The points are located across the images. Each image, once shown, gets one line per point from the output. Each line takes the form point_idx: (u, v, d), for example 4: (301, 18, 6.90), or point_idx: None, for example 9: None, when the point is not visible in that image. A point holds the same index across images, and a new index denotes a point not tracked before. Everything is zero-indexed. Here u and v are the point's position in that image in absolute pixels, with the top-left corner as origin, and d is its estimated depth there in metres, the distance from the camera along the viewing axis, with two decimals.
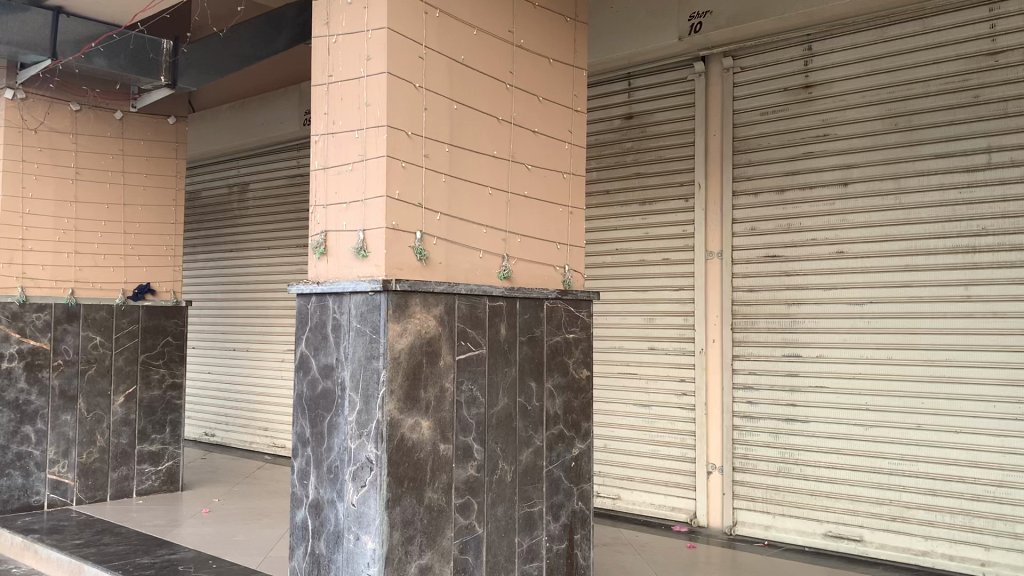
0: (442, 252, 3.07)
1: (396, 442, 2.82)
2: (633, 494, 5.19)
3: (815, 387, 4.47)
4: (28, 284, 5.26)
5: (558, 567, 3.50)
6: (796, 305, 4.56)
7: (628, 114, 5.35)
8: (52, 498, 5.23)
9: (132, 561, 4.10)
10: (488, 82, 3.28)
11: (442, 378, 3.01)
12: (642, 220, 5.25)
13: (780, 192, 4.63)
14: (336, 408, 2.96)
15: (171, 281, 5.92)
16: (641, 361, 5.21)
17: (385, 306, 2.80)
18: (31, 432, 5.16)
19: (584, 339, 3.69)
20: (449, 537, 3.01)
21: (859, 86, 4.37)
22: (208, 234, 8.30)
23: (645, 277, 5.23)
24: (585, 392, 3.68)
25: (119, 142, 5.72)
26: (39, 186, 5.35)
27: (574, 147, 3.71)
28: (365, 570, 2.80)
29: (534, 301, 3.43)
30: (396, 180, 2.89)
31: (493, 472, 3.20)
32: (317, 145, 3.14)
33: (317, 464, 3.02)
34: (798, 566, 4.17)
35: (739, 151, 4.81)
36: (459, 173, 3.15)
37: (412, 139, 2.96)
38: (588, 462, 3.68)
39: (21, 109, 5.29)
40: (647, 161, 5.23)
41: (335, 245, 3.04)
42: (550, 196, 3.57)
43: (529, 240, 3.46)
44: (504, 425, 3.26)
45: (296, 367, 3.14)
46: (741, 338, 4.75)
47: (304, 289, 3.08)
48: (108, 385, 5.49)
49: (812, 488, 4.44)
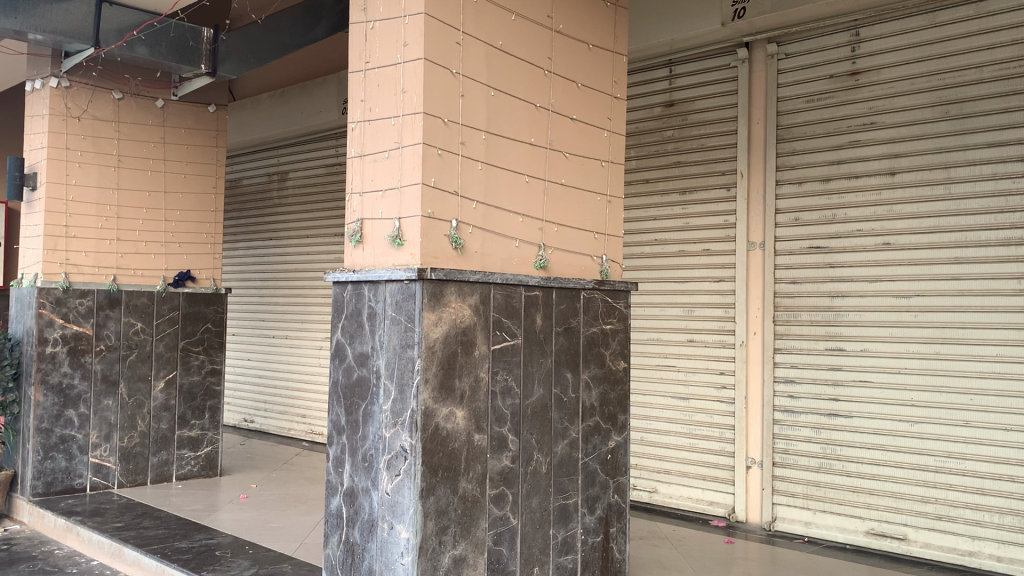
0: (477, 241, 3.04)
1: (430, 432, 2.80)
2: (670, 488, 5.13)
3: (859, 381, 4.37)
4: (71, 270, 5.34)
5: (593, 560, 3.46)
6: (839, 298, 4.45)
7: (669, 102, 5.26)
8: (95, 481, 5.32)
9: (171, 545, 4.14)
10: (526, 68, 3.23)
11: (477, 368, 2.98)
12: (683, 210, 5.16)
13: (824, 181, 4.53)
14: (371, 396, 2.95)
15: (211, 269, 5.97)
16: (680, 353, 5.14)
17: (420, 295, 2.78)
18: (74, 416, 5.24)
19: (622, 331, 3.63)
20: (483, 527, 2.99)
21: (908, 72, 4.24)
22: (248, 222, 8.37)
23: (684, 268, 5.14)
24: (622, 384, 3.62)
25: (160, 130, 5.76)
26: (82, 173, 5.42)
27: (614, 134, 3.64)
28: (398, 559, 2.79)
29: (571, 291, 3.38)
30: (432, 168, 2.87)
31: (528, 464, 3.17)
32: (354, 132, 3.13)
33: (352, 452, 3.02)
34: (839, 564, 4.08)
35: (782, 139, 4.71)
36: (496, 162, 3.11)
37: (448, 127, 2.92)
38: (624, 455, 3.63)
39: (66, 97, 5.35)
40: (688, 150, 5.14)
41: (371, 232, 3.03)
42: (589, 185, 3.51)
43: (566, 229, 3.41)
44: (540, 416, 3.23)
45: (332, 354, 3.14)
46: (783, 331, 4.65)
47: (340, 278, 3.08)
48: (148, 370, 5.56)
49: (855, 484, 4.35)
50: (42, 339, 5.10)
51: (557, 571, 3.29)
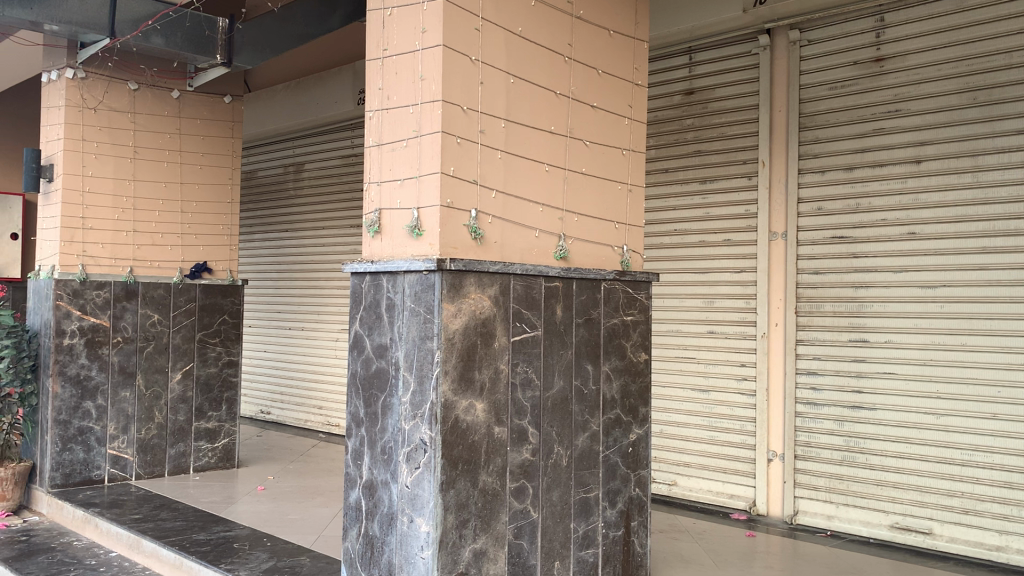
0: (497, 231, 2.99)
1: (450, 424, 2.76)
2: (690, 481, 5.08)
3: (883, 373, 4.30)
4: (88, 261, 5.33)
5: (614, 554, 3.41)
6: (863, 290, 4.38)
7: (688, 90, 5.18)
8: (112, 473, 5.32)
9: (189, 537, 4.13)
10: (547, 55, 3.17)
11: (497, 360, 2.93)
12: (703, 200, 5.09)
13: (848, 170, 4.45)
14: (390, 388, 2.91)
15: (228, 260, 5.95)
16: (700, 344, 5.08)
17: (439, 285, 2.74)
18: (91, 407, 5.24)
19: (643, 322, 3.57)
20: (503, 521, 2.96)
21: (935, 58, 4.16)
22: (264, 213, 8.35)
23: (705, 258, 5.08)
24: (644, 376, 3.57)
25: (176, 121, 5.74)
26: (98, 165, 5.40)
27: (635, 122, 3.57)
28: (418, 553, 2.76)
29: (591, 282, 3.33)
30: (452, 157, 2.82)
31: (549, 457, 3.13)
32: (372, 121, 3.09)
33: (371, 444, 2.99)
34: (863, 559, 4.02)
35: (805, 127, 4.63)
36: (516, 150, 3.06)
37: (467, 114, 2.87)
38: (646, 448, 3.58)
39: (82, 89, 5.33)
40: (708, 139, 5.07)
41: (389, 223, 2.99)
42: (609, 174, 3.45)
43: (587, 218, 3.35)
44: (560, 408, 3.18)
45: (350, 346, 3.11)
46: (806, 323, 4.59)
47: (358, 268, 3.05)
48: (166, 362, 5.56)
49: (879, 477, 4.29)
50: (60, 331, 5.10)
51: (578, 565, 3.25)
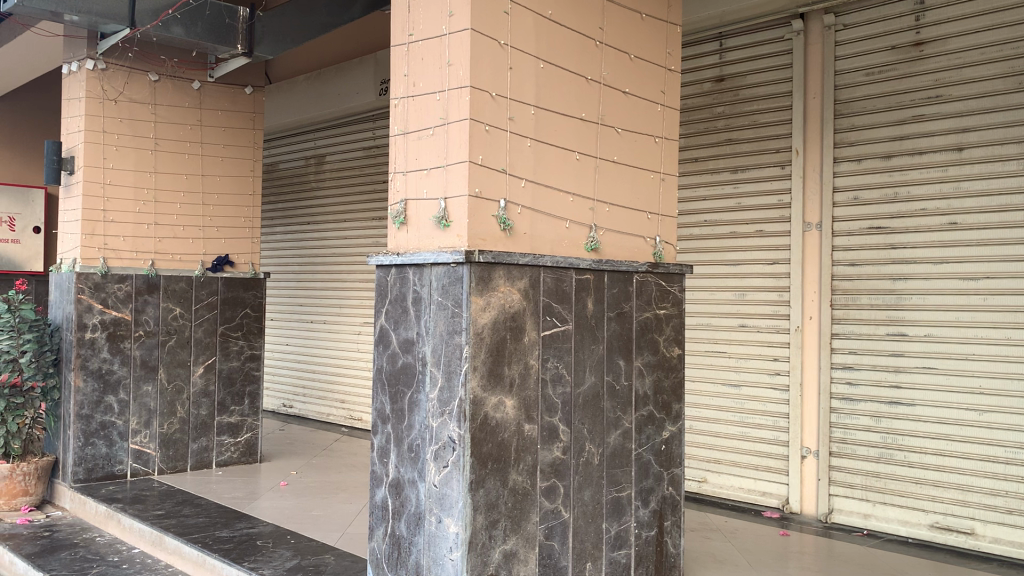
0: (527, 221, 2.89)
1: (480, 422, 2.67)
2: (720, 478, 4.97)
3: (923, 368, 4.16)
4: (110, 255, 5.29)
5: (646, 554, 3.31)
6: (902, 282, 4.24)
7: (719, 77, 5.04)
8: (135, 468, 5.28)
9: (212, 534, 4.07)
10: (578, 39, 3.06)
11: (527, 355, 2.84)
12: (734, 190, 4.96)
13: (886, 158, 4.30)
14: (417, 385, 2.82)
15: (250, 253, 5.88)
16: (731, 338, 4.96)
17: (468, 278, 2.64)
18: (113, 402, 5.20)
19: (676, 316, 3.46)
20: (534, 522, 2.86)
21: (978, 42, 4.00)
22: (285, 206, 8.29)
23: (736, 250, 4.95)
24: (677, 372, 3.46)
25: (196, 112, 5.67)
26: (119, 157, 5.35)
27: (668, 108, 3.45)
28: (447, 555, 2.68)
29: (623, 275, 3.22)
30: (480, 145, 2.72)
31: (580, 455, 3.03)
32: (397, 109, 3.00)
33: (397, 442, 2.91)
34: (902, 559, 3.89)
35: (841, 115, 4.48)
36: (546, 138, 2.95)
37: (496, 101, 2.77)
38: (679, 446, 3.47)
39: (102, 80, 5.27)
40: (740, 127, 4.93)
41: (416, 213, 2.90)
42: (641, 163, 3.34)
43: (618, 208, 3.24)
44: (592, 405, 3.08)
45: (376, 341, 3.02)
46: (841, 316, 4.45)
47: (384, 261, 2.96)
48: (188, 356, 5.50)
49: (918, 476, 4.16)
50: (81, 325, 5.06)
51: (611, 566, 3.16)
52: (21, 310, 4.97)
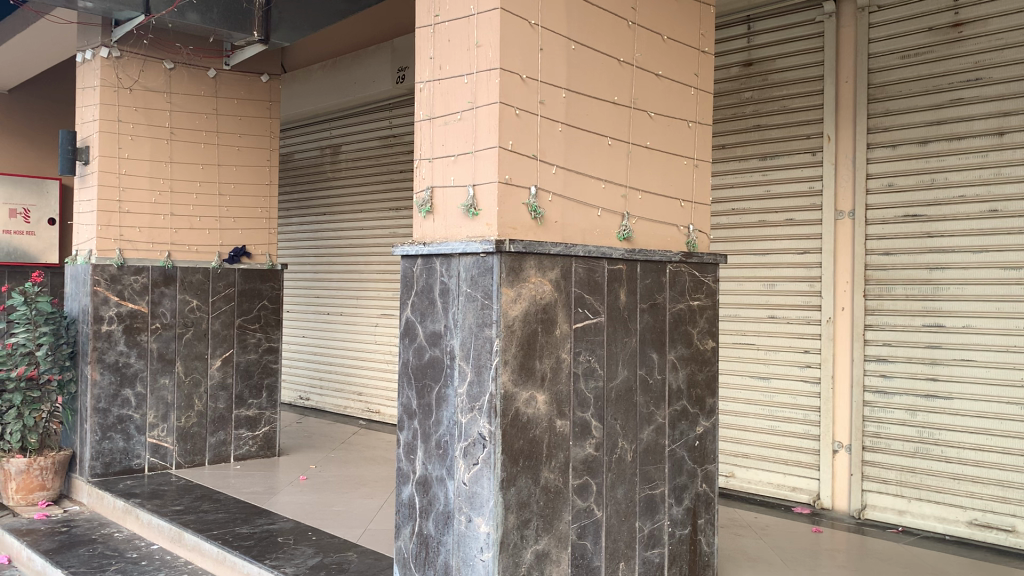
0: (558, 209, 2.77)
1: (511, 418, 2.57)
2: (749, 472, 4.86)
3: (961, 360, 4.04)
4: (126, 246, 5.20)
5: (680, 553, 3.22)
6: (938, 272, 4.11)
7: (747, 61, 4.91)
8: (153, 462, 5.22)
9: (231, 531, 4.00)
10: (609, 19, 2.94)
11: (559, 348, 2.73)
12: (763, 177, 4.84)
13: (922, 144, 4.17)
14: (445, 379, 2.73)
15: (267, 244, 5.80)
16: (760, 330, 4.84)
17: (498, 269, 2.54)
18: (130, 395, 5.13)
19: (710, 308, 3.35)
20: (566, 521, 2.76)
21: (1019, 21, 3.85)
22: (301, 197, 8.21)
23: (765, 239, 4.83)
24: (711, 365, 3.35)
25: (212, 100, 5.58)
26: (134, 146, 5.26)
27: (701, 92, 3.33)
28: (478, 555, 2.58)
29: (656, 264, 3.11)
30: (510, 129, 2.61)
31: (613, 452, 2.93)
32: (422, 94, 2.90)
33: (425, 438, 2.81)
34: (941, 557, 3.78)
35: (874, 99, 4.35)
36: (577, 122, 2.84)
37: (526, 83, 2.66)
38: (713, 441, 3.36)
39: (117, 68, 5.18)
40: (769, 113, 4.80)
41: (443, 202, 2.80)
42: (674, 149, 3.22)
43: (651, 196, 3.12)
44: (625, 400, 2.98)
45: (401, 334, 2.92)
46: (875, 307, 4.33)
47: (410, 251, 2.86)
48: (205, 348, 5.43)
49: (956, 471, 4.04)
50: (97, 317, 4.99)
51: (644, 566, 3.07)
52: (38, 302, 4.90)
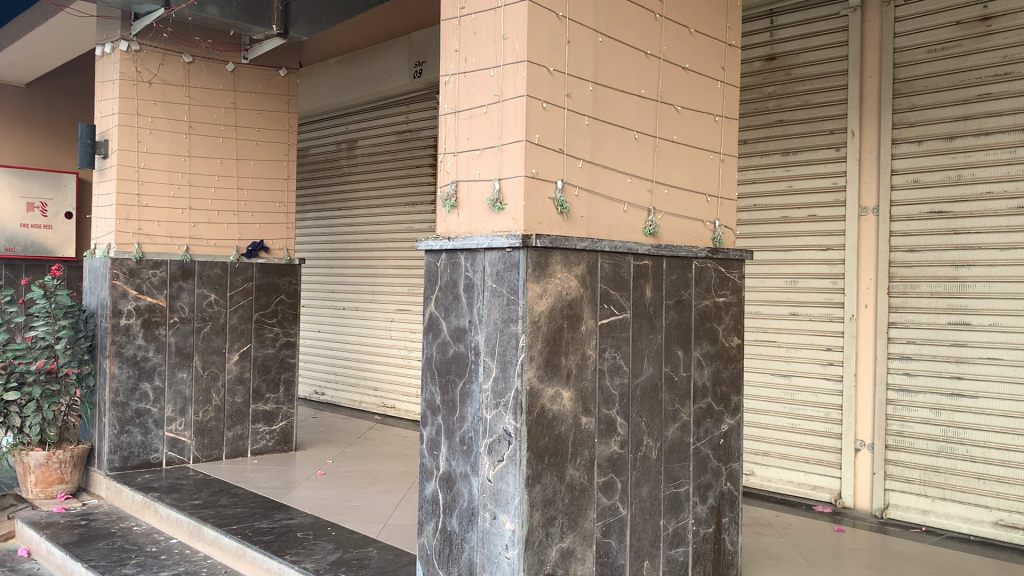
0: (584, 204, 2.74)
1: (536, 414, 2.54)
2: (769, 470, 4.83)
3: (987, 358, 3.99)
4: (144, 240, 5.20)
5: (704, 552, 3.19)
6: (964, 269, 4.06)
7: (770, 56, 4.87)
8: (170, 456, 5.22)
9: (250, 526, 3.99)
10: (636, 11, 2.91)
11: (584, 345, 2.70)
12: (786, 173, 4.79)
13: (948, 139, 4.12)
14: (470, 375, 2.70)
15: (285, 239, 5.79)
16: (781, 327, 4.80)
17: (524, 264, 2.51)
18: (148, 389, 5.14)
19: (736, 304, 3.31)
20: (591, 519, 2.74)
21: None
22: (317, 192, 8.21)
23: (787, 236, 4.79)
24: (736, 362, 3.32)
25: (231, 94, 5.57)
26: (153, 140, 5.26)
27: (727, 86, 3.29)
28: (503, 553, 2.56)
29: (682, 260, 3.07)
30: (537, 123, 2.58)
31: (638, 449, 2.90)
32: (447, 87, 2.88)
33: (449, 434, 2.79)
34: (966, 558, 3.73)
35: (900, 94, 4.30)
36: (604, 116, 2.80)
37: (553, 76, 2.63)
38: (738, 439, 3.33)
39: (136, 61, 5.18)
40: (792, 108, 4.76)
41: (468, 196, 2.77)
42: (701, 143, 3.18)
43: (677, 191, 3.09)
44: (650, 397, 2.95)
45: (425, 329, 2.90)
46: (898, 304, 4.28)
47: (434, 246, 2.83)
48: (223, 343, 5.42)
49: (981, 471, 3.99)
50: (116, 311, 4.99)
51: (668, 565, 3.04)
52: (58, 295, 4.90)
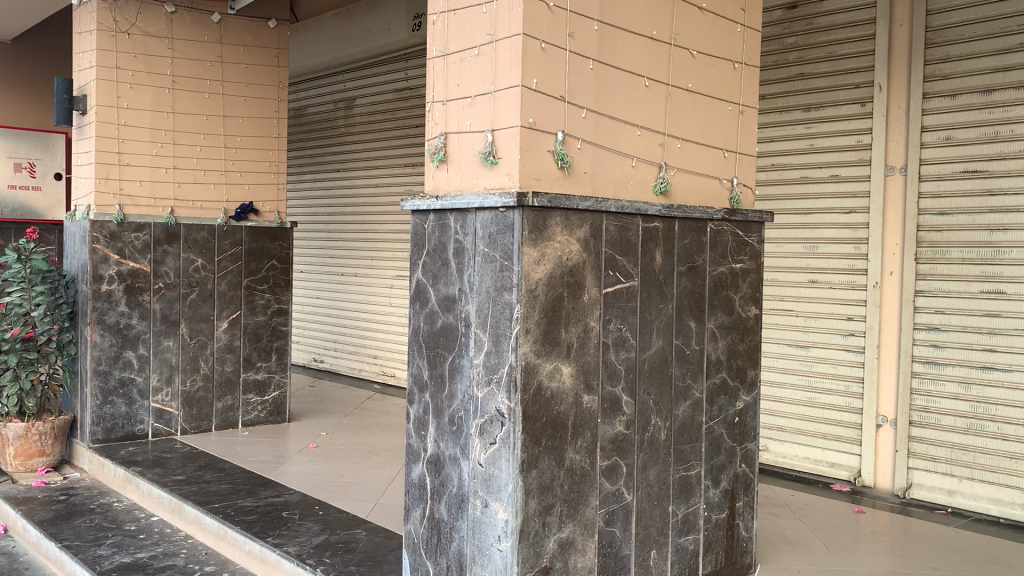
0: (588, 158, 2.45)
1: (533, 392, 2.28)
2: (783, 446, 4.61)
3: (1021, 329, 3.72)
4: (126, 201, 4.94)
5: (716, 539, 2.95)
6: (1000, 233, 3.77)
7: (791, 4, 4.53)
8: (157, 428, 5.00)
9: (233, 504, 3.76)
10: None
11: (587, 316, 2.43)
12: (807, 131, 4.49)
13: (985, 93, 3.80)
14: (459, 348, 2.44)
15: (276, 201, 5.52)
16: (799, 295, 4.53)
17: (519, 226, 2.24)
18: (132, 357, 4.90)
19: (754, 271, 3.03)
20: (593, 506, 2.49)
21: None
22: (314, 152, 7.91)
23: (807, 198, 4.49)
24: (753, 334, 3.05)
25: (217, 47, 5.26)
26: (134, 96, 4.97)
27: (748, 29, 2.98)
28: (495, 545, 2.31)
29: (695, 222, 2.79)
30: (535, 66, 2.29)
31: (645, 430, 2.65)
32: (435, 28, 2.60)
33: (436, 412, 2.54)
34: (994, 542, 3.48)
35: (932, 43, 3.97)
36: (611, 60, 2.50)
37: (553, 14, 2.33)
38: (753, 417, 3.07)
39: (113, 11, 4.87)
40: (815, 60, 4.43)
41: (457, 149, 2.50)
42: (718, 93, 2.89)
43: (690, 145, 2.79)
44: (659, 372, 2.69)
45: (412, 297, 2.64)
46: (926, 271, 3.99)
47: (420, 206, 2.56)
48: (211, 310, 5.17)
49: (1012, 450, 3.73)
50: (97, 276, 4.74)
51: (677, 554, 2.81)
52: (32, 260, 4.64)
